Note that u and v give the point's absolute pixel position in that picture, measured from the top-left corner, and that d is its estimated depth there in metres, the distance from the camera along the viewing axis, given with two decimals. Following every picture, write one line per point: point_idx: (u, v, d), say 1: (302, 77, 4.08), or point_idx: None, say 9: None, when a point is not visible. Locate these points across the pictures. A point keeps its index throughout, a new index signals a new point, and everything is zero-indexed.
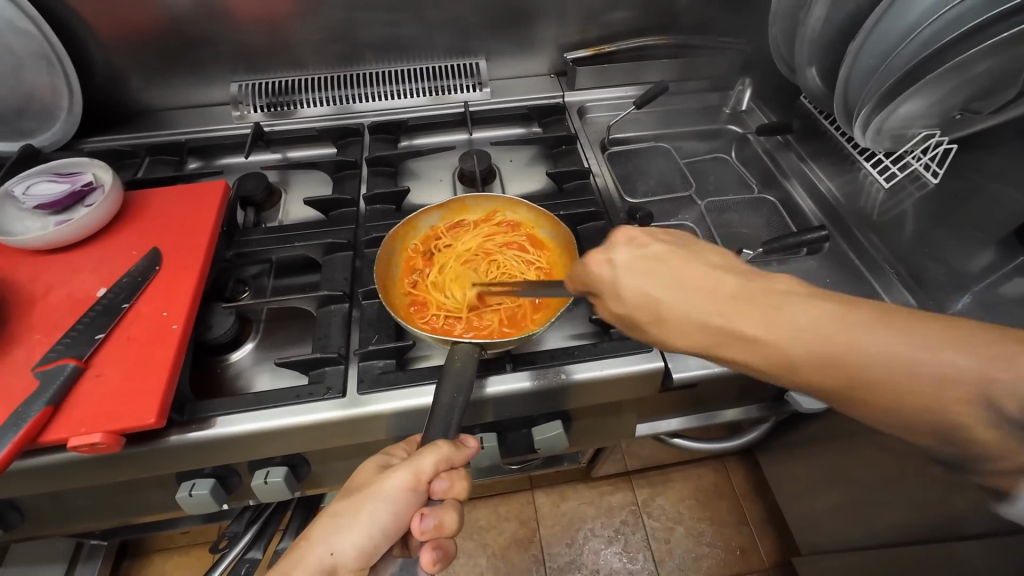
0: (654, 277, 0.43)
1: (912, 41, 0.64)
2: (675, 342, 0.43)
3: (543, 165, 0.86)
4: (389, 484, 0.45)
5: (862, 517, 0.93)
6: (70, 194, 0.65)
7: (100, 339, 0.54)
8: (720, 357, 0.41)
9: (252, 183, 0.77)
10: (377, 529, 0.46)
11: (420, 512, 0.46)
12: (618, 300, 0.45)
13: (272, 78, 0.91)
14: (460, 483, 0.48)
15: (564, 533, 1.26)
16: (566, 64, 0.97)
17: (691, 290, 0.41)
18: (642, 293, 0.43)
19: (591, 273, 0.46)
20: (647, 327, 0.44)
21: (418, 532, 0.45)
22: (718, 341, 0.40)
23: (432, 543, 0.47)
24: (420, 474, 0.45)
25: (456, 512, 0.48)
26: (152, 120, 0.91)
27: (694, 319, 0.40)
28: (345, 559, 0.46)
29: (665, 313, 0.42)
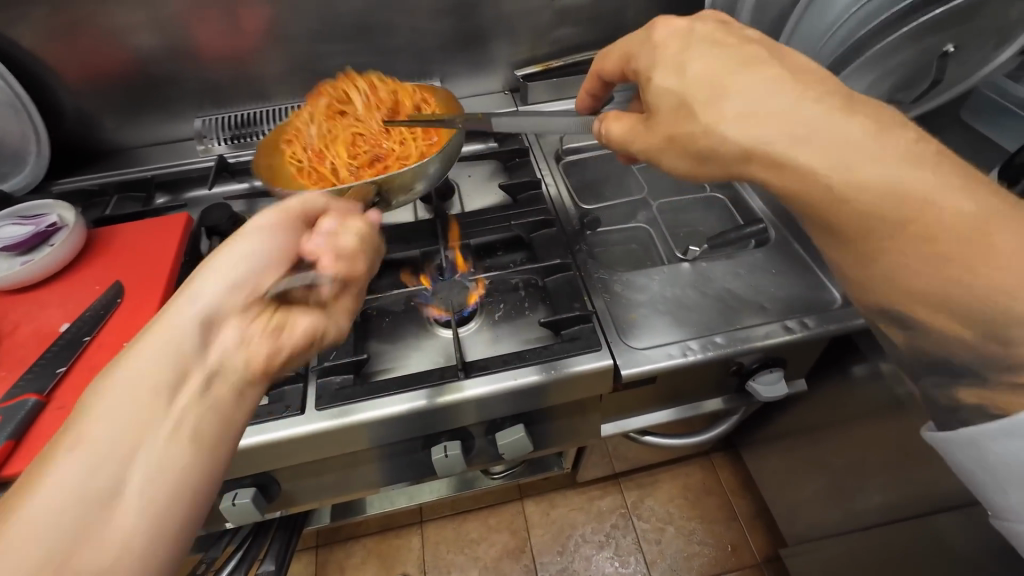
0: (726, 54, 0.42)
1: (831, 38, 0.67)
2: (721, 123, 0.40)
3: (499, 179, 0.89)
4: (229, 249, 0.46)
5: (839, 503, 0.94)
6: (36, 234, 0.67)
7: (62, 373, 0.56)
8: (753, 160, 0.40)
9: (217, 213, 0.80)
10: (252, 257, 0.46)
11: (311, 237, 0.50)
12: (675, 81, 0.44)
13: (236, 111, 0.94)
14: (360, 220, 0.52)
15: (555, 541, 1.26)
16: (517, 81, 1.00)
17: (770, 78, 0.39)
18: (707, 67, 0.42)
19: (657, 43, 0.46)
20: (695, 108, 0.42)
21: (313, 247, 0.49)
22: (795, 131, 0.38)
23: (331, 250, 0.49)
24: (286, 207, 0.50)
25: (358, 234, 0.51)
26: (121, 158, 0.94)
27: (766, 105, 0.39)
28: (214, 297, 0.43)
29: (729, 92, 0.41)
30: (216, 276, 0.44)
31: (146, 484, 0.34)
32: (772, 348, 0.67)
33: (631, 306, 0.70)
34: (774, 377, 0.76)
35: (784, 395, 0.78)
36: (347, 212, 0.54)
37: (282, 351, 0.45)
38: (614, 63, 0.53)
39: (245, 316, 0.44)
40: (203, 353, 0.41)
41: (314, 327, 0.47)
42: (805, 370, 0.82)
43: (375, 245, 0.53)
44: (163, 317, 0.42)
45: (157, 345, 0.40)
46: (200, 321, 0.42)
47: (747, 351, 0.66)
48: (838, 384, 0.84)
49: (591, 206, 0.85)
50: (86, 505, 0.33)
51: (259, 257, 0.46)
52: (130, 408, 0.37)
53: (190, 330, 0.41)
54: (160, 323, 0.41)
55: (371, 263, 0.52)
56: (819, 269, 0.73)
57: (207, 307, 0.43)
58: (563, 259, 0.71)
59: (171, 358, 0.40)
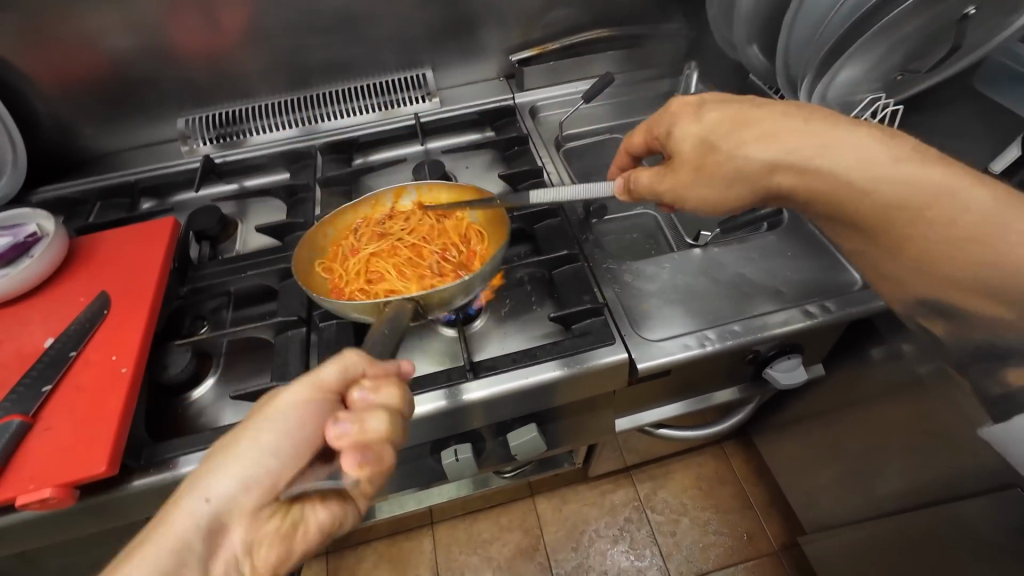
0: (736, 106, 0.48)
1: (841, 6, 0.64)
2: (745, 150, 0.45)
3: (498, 169, 0.86)
4: (264, 425, 0.39)
5: (858, 488, 0.91)
6: (13, 247, 0.64)
7: (48, 392, 0.53)
8: (779, 171, 0.44)
9: (205, 217, 0.76)
10: (265, 453, 0.39)
11: (333, 418, 0.39)
12: (695, 128, 0.49)
13: (221, 109, 0.90)
14: (390, 389, 0.41)
15: (569, 537, 1.24)
16: (512, 67, 0.96)
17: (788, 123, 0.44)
18: (724, 113, 0.48)
19: (670, 106, 0.53)
20: (717, 143, 0.47)
21: (333, 439, 0.38)
22: (816, 144, 0.43)
23: (355, 446, 0.38)
24: (318, 383, 0.40)
25: (387, 418, 0.39)
26: (104, 164, 0.90)
27: (780, 130, 0.44)
28: (225, 495, 0.38)
29: (745, 120, 0.46)
30: (231, 471, 0.38)
31: None
32: (790, 335, 0.64)
33: (641, 296, 0.67)
34: (793, 363, 0.73)
35: (804, 382, 0.75)
36: (386, 373, 0.43)
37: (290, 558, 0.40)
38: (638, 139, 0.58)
39: (255, 517, 0.39)
40: (210, 561, 0.37)
41: (330, 520, 0.43)
42: (823, 354, 0.79)
43: (407, 410, 0.41)
44: (173, 511, 0.37)
45: (169, 544, 0.36)
46: (208, 524, 0.37)
47: (764, 339, 0.63)
48: (855, 367, 0.81)
49: (596, 193, 0.82)
50: None
51: (270, 456, 0.39)
52: None
53: (197, 535, 0.37)
54: (166, 522, 0.37)
55: (401, 443, 0.40)
56: (836, 250, 0.70)
57: (218, 507, 0.38)
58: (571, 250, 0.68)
59: (174, 562, 0.36)
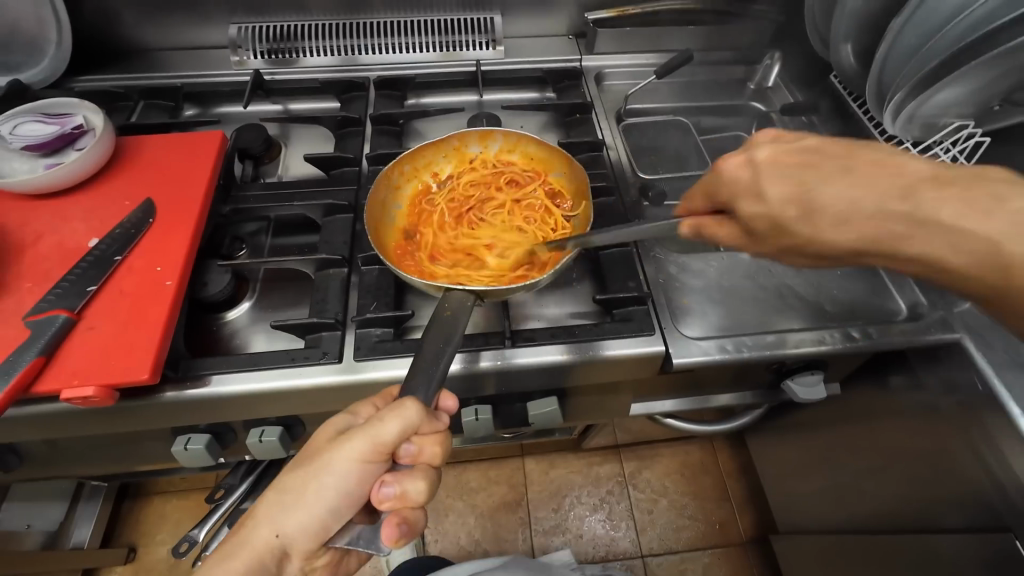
0: (795, 170, 0.43)
1: (963, 19, 0.61)
2: (829, 232, 0.42)
3: (555, 134, 0.83)
4: (339, 455, 0.42)
5: (840, 502, 0.95)
6: (59, 136, 0.62)
7: (93, 292, 0.53)
8: (867, 255, 0.43)
9: (251, 135, 0.74)
10: (326, 510, 0.43)
11: (380, 480, 0.43)
12: (760, 207, 0.44)
13: (274, 21, 0.85)
14: (431, 450, 0.44)
15: (551, 499, 1.30)
16: (585, 25, 0.90)
17: (857, 178, 0.41)
18: (790, 186, 0.43)
19: (726, 177, 0.47)
20: (793, 225, 0.44)
21: (378, 500, 0.42)
22: (889, 232, 0.40)
23: (394, 509, 0.43)
24: (378, 442, 0.41)
25: (425, 484, 0.44)
26: (147, 60, 0.86)
27: (855, 211, 0.40)
28: (296, 531, 0.43)
29: (818, 203, 0.42)
30: (301, 511, 0.43)
31: None
32: (824, 355, 0.64)
33: (683, 290, 0.67)
34: (814, 379, 0.74)
35: (820, 398, 0.76)
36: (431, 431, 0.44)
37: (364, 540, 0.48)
38: (698, 201, 0.51)
39: (311, 550, 0.45)
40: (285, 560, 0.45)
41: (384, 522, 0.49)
42: (842, 374, 0.80)
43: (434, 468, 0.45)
44: (259, 518, 0.44)
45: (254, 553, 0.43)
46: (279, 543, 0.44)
47: (798, 355, 0.63)
48: (871, 392, 0.82)
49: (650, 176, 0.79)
50: None
51: (327, 497, 0.43)
52: None
53: (272, 543, 0.44)
54: (247, 529, 0.44)
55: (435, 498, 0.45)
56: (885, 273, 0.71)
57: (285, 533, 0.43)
58: (621, 233, 0.66)
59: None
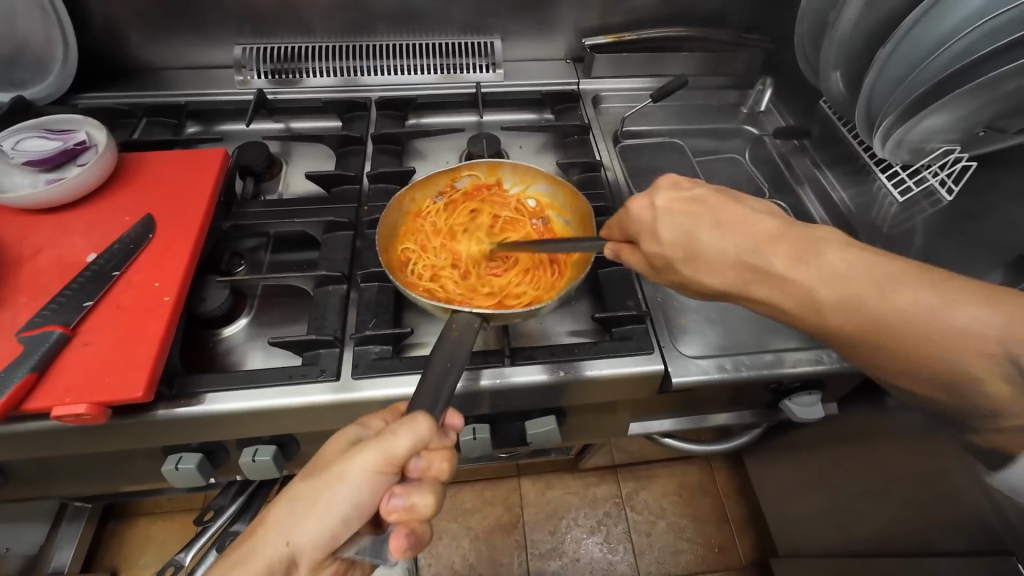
0: (687, 215, 0.46)
1: (943, 52, 0.62)
2: (701, 276, 0.45)
3: (553, 154, 0.84)
4: (352, 465, 0.41)
5: (840, 525, 0.94)
6: (62, 152, 0.62)
7: (89, 307, 0.53)
8: (749, 283, 0.43)
9: (253, 153, 0.75)
10: (338, 519, 0.42)
11: (391, 491, 0.42)
12: (659, 244, 0.47)
13: (278, 43, 0.87)
14: (441, 464, 0.43)
15: (548, 521, 1.28)
16: (583, 50, 0.93)
17: (730, 231, 0.43)
18: (678, 232, 0.46)
19: (631, 216, 0.49)
20: (676, 264, 0.46)
21: (387, 512, 0.42)
22: (745, 277, 0.43)
23: (401, 522, 0.42)
24: (390, 456, 0.40)
25: (434, 497, 0.43)
26: (152, 78, 0.88)
27: (726, 252, 0.43)
28: (305, 544, 0.42)
29: (698, 251, 0.45)
30: (310, 523, 0.42)
31: None
32: (821, 374, 0.64)
33: (681, 309, 0.68)
34: (812, 399, 0.74)
35: (818, 418, 0.75)
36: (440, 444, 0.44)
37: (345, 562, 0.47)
38: (602, 228, 0.54)
39: (318, 565, 0.43)
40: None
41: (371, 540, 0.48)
42: (840, 394, 0.80)
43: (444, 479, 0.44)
44: (262, 535, 0.42)
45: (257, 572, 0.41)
46: (284, 559, 0.42)
47: (796, 374, 0.63)
48: (868, 412, 0.82)
49: None
50: None
51: (335, 510, 0.42)
52: None
53: (279, 557, 0.42)
54: (251, 542, 0.42)
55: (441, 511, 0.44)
56: None
57: (293, 547, 0.42)
58: (619, 252, 0.67)
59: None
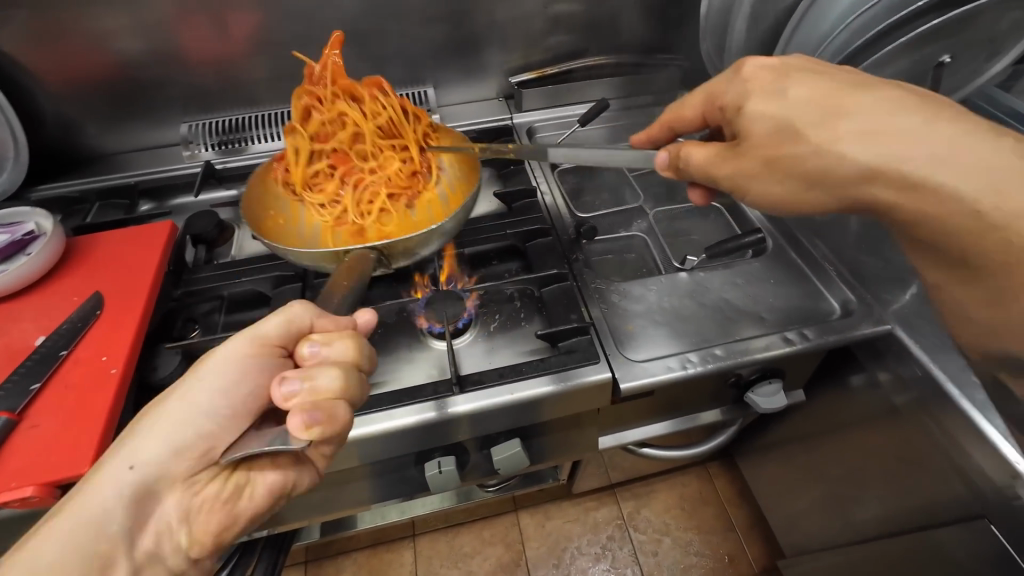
0: (814, 83, 0.43)
1: (825, 50, 0.67)
2: (838, 144, 0.41)
3: (494, 186, 0.88)
4: (265, 322, 0.46)
5: (836, 514, 0.93)
6: (10, 243, 0.64)
7: (36, 389, 0.53)
8: (875, 180, 0.41)
9: (203, 222, 0.77)
10: (267, 346, 0.46)
11: (301, 345, 0.43)
12: (775, 106, 0.44)
13: (224, 116, 0.92)
14: (352, 379, 0.42)
15: (551, 553, 1.24)
16: (512, 88, 0.99)
17: (889, 96, 0.40)
18: (812, 92, 0.43)
19: (743, 80, 0.48)
20: (806, 130, 0.42)
21: (279, 396, 0.40)
22: (894, 150, 0.39)
23: (305, 406, 0.39)
24: (293, 319, 0.45)
25: (350, 346, 0.44)
26: (105, 164, 0.91)
27: (884, 124, 0.40)
28: (232, 370, 0.45)
29: (840, 108, 0.41)
30: (229, 371, 0.45)
31: (163, 517, 0.44)
32: (770, 360, 0.66)
33: (627, 317, 0.69)
34: (773, 388, 0.75)
35: (784, 406, 0.76)
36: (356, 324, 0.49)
37: (284, 424, 0.48)
38: (694, 108, 0.55)
39: (256, 395, 0.46)
40: (226, 417, 0.46)
41: (321, 422, 0.50)
42: (803, 379, 0.81)
43: (362, 361, 0.44)
44: (202, 362, 0.46)
45: (195, 400, 0.45)
46: (217, 390, 0.45)
47: (745, 364, 0.65)
48: (835, 396, 0.83)
49: (587, 215, 0.83)
50: (100, 541, 0.40)
51: (274, 339, 0.46)
52: (152, 450, 0.44)
53: (208, 398, 0.45)
54: (196, 372, 0.46)
55: (355, 399, 0.42)
56: (817, 278, 0.73)
57: (222, 382, 0.45)
58: (559, 269, 0.70)
59: (189, 425, 0.44)
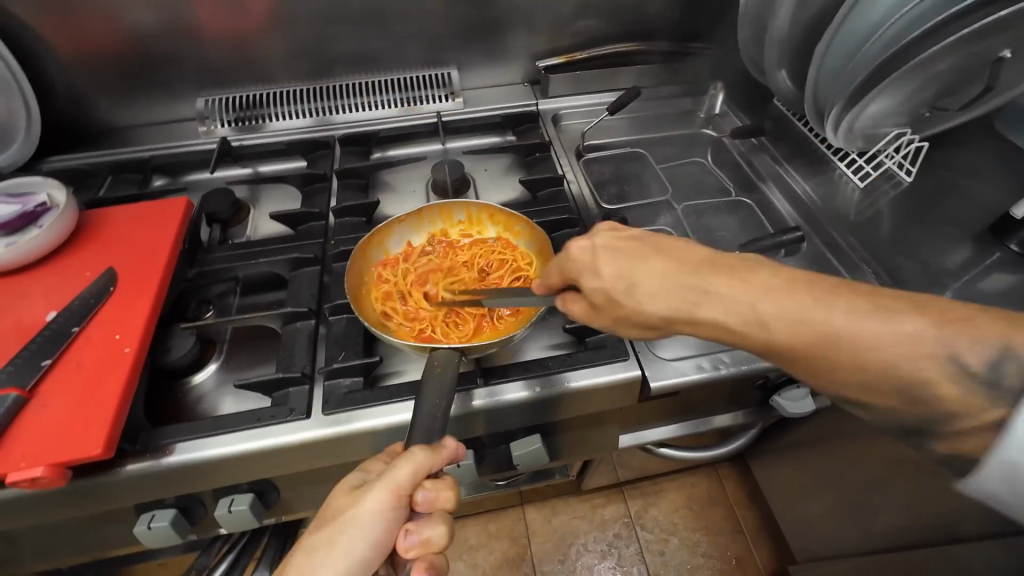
0: (636, 258, 0.44)
1: (875, 41, 0.63)
2: (647, 305, 0.43)
3: (517, 174, 0.85)
4: (363, 505, 0.42)
5: (853, 522, 0.91)
6: (21, 215, 0.62)
7: (46, 367, 0.52)
8: (678, 324, 0.43)
9: (217, 200, 0.75)
10: (354, 554, 0.42)
11: (404, 529, 0.42)
12: (599, 278, 0.46)
13: (240, 92, 0.89)
14: (447, 493, 0.44)
15: (557, 549, 1.23)
16: (538, 73, 0.96)
17: (662, 267, 0.43)
18: (619, 268, 0.45)
19: (572, 258, 0.48)
20: (619, 297, 0.45)
21: (403, 551, 0.41)
22: (759, 315, 0.39)
23: (419, 557, 0.42)
24: (397, 487, 0.42)
25: (455, 490, 0.45)
26: (118, 138, 0.89)
27: (705, 295, 0.41)
28: None
29: (639, 288, 0.44)
30: (326, 570, 0.42)
31: None
32: None
33: None
34: (801, 392, 0.72)
35: (811, 411, 0.74)
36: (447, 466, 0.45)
37: None
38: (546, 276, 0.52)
39: None
40: None
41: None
42: None
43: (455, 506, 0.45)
44: None
45: None
46: None
47: (777, 367, 0.62)
48: None
49: (614, 206, 0.81)
50: None
51: (364, 543, 0.42)
52: None
53: None
54: None
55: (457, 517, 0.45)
56: None
57: None
58: None
59: None
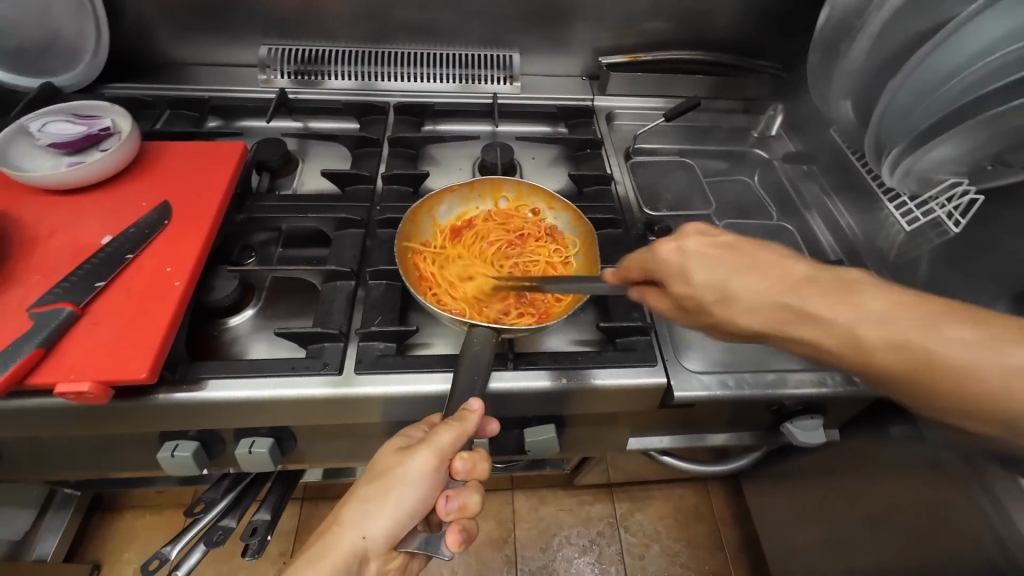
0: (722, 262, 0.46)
1: (955, 83, 0.62)
2: (744, 318, 0.45)
3: (564, 167, 0.85)
4: (413, 465, 0.44)
5: (839, 556, 0.92)
6: (86, 137, 0.64)
7: (99, 288, 0.53)
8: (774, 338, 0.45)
9: (270, 150, 0.76)
10: (407, 507, 0.45)
11: (443, 493, 0.46)
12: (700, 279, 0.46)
13: (302, 45, 0.89)
14: (483, 464, 0.47)
15: (540, 537, 1.25)
16: (598, 68, 0.95)
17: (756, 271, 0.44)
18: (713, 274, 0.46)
19: (659, 259, 0.49)
20: (708, 305, 0.47)
21: (444, 513, 0.45)
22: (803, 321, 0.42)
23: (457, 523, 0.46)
24: (442, 450, 0.44)
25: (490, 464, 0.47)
26: (177, 73, 0.90)
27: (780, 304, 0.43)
28: (376, 538, 0.45)
29: (731, 293, 0.45)
30: (382, 520, 0.45)
31: None
32: (824, 396, 0.64)
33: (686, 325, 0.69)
34: (813, 423, 0.73)
35: (821, 443, 0.75)
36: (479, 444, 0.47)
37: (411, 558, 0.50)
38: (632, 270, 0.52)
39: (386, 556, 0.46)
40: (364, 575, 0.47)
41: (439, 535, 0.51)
42: (842, 420, 0.79)
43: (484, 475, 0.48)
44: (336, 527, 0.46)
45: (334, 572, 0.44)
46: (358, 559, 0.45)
47: (797, 395, 0.63)
48: (870, 442, 0.81)
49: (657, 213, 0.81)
50: None
51: (413, 499, 0.45)
52: None
53: None
54: None
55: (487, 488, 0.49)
56: None
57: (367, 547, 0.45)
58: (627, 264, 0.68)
59: None
